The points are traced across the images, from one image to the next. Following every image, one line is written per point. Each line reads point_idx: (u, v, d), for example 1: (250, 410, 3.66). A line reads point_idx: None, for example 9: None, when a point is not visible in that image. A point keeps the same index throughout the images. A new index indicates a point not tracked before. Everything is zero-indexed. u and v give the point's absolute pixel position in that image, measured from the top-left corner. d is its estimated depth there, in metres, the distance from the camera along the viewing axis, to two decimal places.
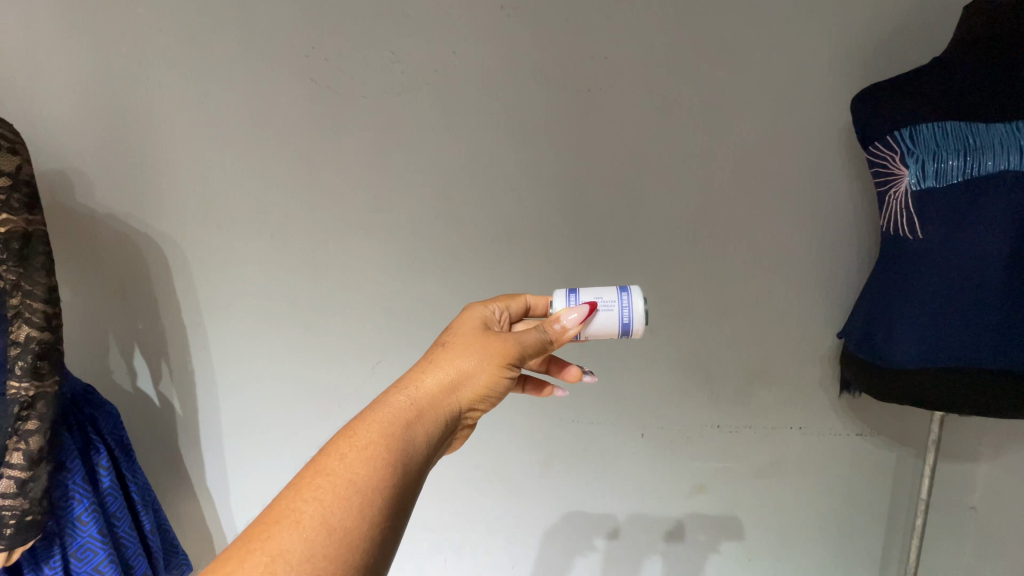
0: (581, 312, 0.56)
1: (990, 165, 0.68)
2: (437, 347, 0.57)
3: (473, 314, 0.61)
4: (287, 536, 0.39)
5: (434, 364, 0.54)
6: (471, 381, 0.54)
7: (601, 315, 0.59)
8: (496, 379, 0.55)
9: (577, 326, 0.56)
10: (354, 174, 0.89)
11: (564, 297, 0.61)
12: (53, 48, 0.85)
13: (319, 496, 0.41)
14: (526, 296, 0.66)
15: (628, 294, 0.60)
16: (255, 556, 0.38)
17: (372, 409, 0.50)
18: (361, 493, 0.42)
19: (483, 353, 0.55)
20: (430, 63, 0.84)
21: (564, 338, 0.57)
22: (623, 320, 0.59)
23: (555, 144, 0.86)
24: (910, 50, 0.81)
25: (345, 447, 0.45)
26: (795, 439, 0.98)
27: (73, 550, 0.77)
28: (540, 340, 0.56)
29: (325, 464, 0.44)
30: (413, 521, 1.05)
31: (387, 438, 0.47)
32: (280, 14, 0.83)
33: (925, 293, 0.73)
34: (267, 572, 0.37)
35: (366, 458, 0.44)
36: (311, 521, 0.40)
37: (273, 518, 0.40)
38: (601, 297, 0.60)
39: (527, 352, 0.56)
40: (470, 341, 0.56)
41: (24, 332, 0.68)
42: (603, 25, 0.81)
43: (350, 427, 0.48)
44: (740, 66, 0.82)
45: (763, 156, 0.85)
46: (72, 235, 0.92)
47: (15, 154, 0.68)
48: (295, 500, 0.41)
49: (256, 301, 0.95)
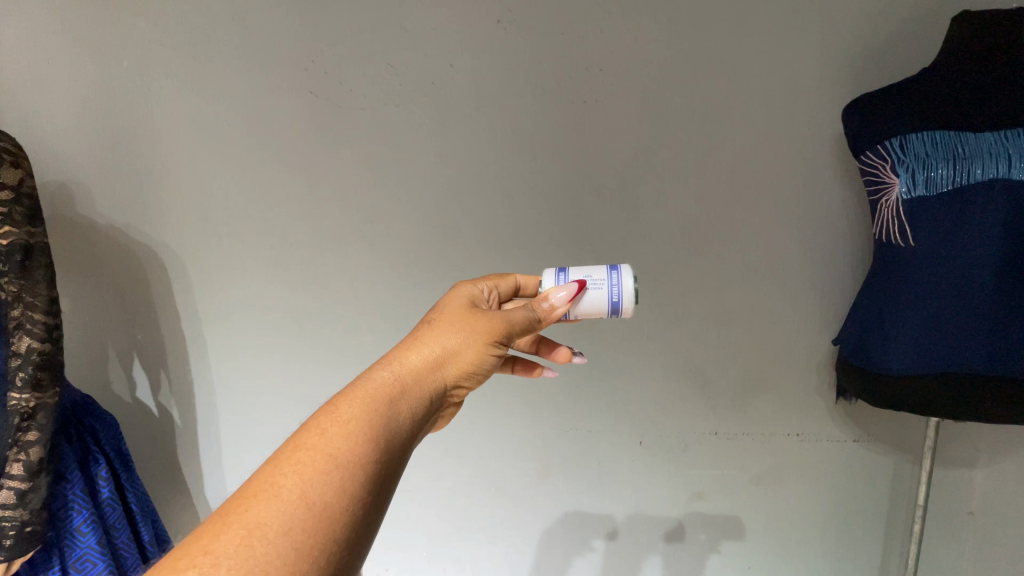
0: (569, 290, 0.57)
1: (978, 173, 0.69)
2: (423, 325, 0.57)
3: (461, 292, 0.61)
4: (264, 509, 0.39)
5: (420, 342, 0.55)
6: (457, 359, 0.54)
7: (591, 293, 0.59)
8: (483, 356, 0.55)
9: (565, 304, 0.57)
10: (353, 184, 0.90)
11: (553, 276, 0.62)
12: (56, 62, 0.86)
13: (298, 471, 0.41)
14: (515, 276, 0.66)
15: (618, 272, 0.61)
16: (232, 529, 0.38)
17: (354, 385, 0.49)
18: (342, 467, 0.42)
19: (469, 331, 0.55)
20: (428, 75, 0.85)
21: (553, 316, 0.58)
22: (613, 298, 0.60)
23: (551, 154, 0.87)
24: (899, 62, 0.82)
25: (326, 422, 0.45)
26: (792, 445, 0.98)
27: (72, 562, 0.77)
28: (528, 318, 0.57)
29: (305, 439, 0.44)
30: (412, 529, 1.05)
31: (370, 413, 0.46)
32: (280, 28, 0.84)
33: (917, 298, 0.73)
34: (244, 545, 0.37)
35: (347, 432, 0.44)
36: (290, 494, 0.39)
37: (250, 493, 0.40)
38: (590, 275, 0.60)
39: (514, 330, 0.56)
40: (456, 319, 0.56)
41: (25, 343, 0.69)
42: (598, 37, 0.82)
43: (332, 403, 0.47)
44: (732, 77, 0.83)
45: (757, 165, 0.86)
46: (74, 247, 0.93)
47: (17, 167, 0.69)
48: (274, 474, 0.41)
49: (255, 310, 0.96)
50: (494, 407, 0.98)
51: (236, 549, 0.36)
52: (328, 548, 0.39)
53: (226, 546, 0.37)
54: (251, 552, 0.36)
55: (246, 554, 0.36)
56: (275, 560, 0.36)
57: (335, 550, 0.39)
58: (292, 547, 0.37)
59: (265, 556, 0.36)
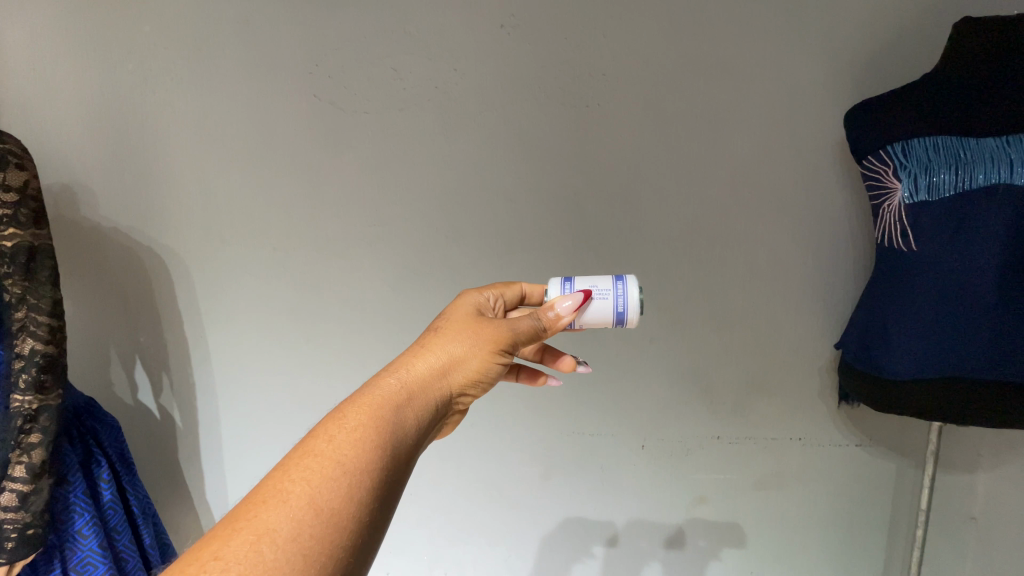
0: (575, 299, 0.58)
1: (981, 178, 0.70)
2: (429, 333, 0.57)
3: (467, 300, 0.61)
4: (274, 515, 0.38)
5: (427, 349, 0.55)
6: (463, 366, 0.54)
7: (596, 303, 0.59)
8: (488, 364, 0.55)
9: (571, 313, 0.58)
10: (355, 187, 0.90)
11: (560, 285, 0.62)
12: (60, 65, 0.86)
13: (306, 477, 0.41)
14: (521, 284, 0.66)
15: (623, 282, 0.60)
16: (241, 534, 0.38)
17: (362, 391, 0.50)
18: (350, 474, 0.42)
19: (475, 339, 0.55)
20: (430, 80, 0.85)
21: (558, 325, 0.58)
22: (618, 308, 0.60)
23: (553, 158, 0.87)
24: (900, 68, 0.83)
25: (334, 429, 0.45)
26: (794, 449, 0.98)
27: (73, 565, 0.77)
28: (534, 327, 0.57)
29: (313, 445, 0.44)
30: (413, 531, 1.05)
31: (377, 420, 0.46)
32: (284, 32, 0.85)
33: (919, 305, 0.74)
34: (253, 550, 0.37)
35: (355, 439, 0.44)
36: (298, 501, 0.39)
37: (259, 499, 0.40)
38: (596, 285, 0.60)
39: (520, 338, 0.56)
40: (462, 326, 0.56)
41: (29, 345, 0.69)
42: (600, 43, 0.83)
43: (339, 410, 0.47)
44: (733, 82, 0.84)
45: (759, 169, 0.87)
46: (77, 248, 0.93)
47: (23, 169, 0.69)
48: (282, 480, 0.41)
49: (258, 312, 0.96)
50: (495, 412, 0.98)
51: (245, 555, 0.36)
52: (336, 555, 0.39)
53: (235, 552, 0.37)
54: (260, 558, 0.36)
55: (255, 560, 0.36)
56: (284, 566, 0.36)
57: (342, 557, 0.39)
58: (301, 554, 0.37)
59: (273, 563, 0.36)
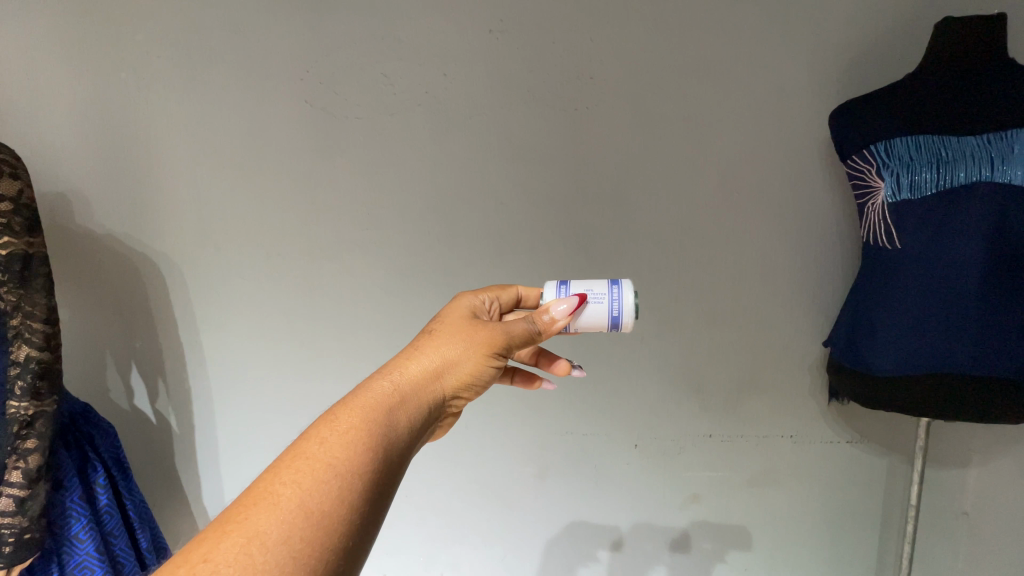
0: (570, 303, 0.58)
1: (962, 176, 0.71)
2: (424, 335, 0.58)
3: (463, 303, 0.62)
4: (264, 518, 0.39)
5: (421, 351, 0.56)
6: (456, 369, 0.55)
7: (591, 307, 0.60)
8: (481, 367, 0.56)
9: (566, 317, 0.58)
10: (347, 192, 0.91)
11: (555, 289, 0.63)
12: (55, 74, 0.87)
13: (298, 480, 0.42)
14: (517, 287, 0.67)
15: (619, 287, 0.61)
16: (231, 537, 0.38)
17: (355, 394, 0.50)
18: (341, 476, 0.43)
19: (469, 342, 0.56)
20: (420, 85, 0.86)
21: (553, 329, 0.59)
22: (613, 313, 0.60)
23: (543, 161, 0.88)
24: (884, 68, 0.84)
25: (326, 432, 0.46)
26: (786, 447, 0.99)
27: (71, 568, 0.78)
28: (528, 330, 0.58)
29: (305, 447, 0.44)
30: (412, 533, 1.06)
31: (369, 423, 0.47)
32: (276, 39, 0.86)
33: (906, 301, 0.74)
34: (243, 553, 0.37)
35: (346, 442, 0.45)
36: (288, 503, 0.40)
37: (251, 501, 0.41)
38: (592, 289, 0.62)
39: (514, 342, 0.57)
40: (458, 329, 0.57)
41: (24, 352, 0.70)
42: (587, 46, 0.84)
43: (332, 412, 0.48)
44: (719, 84, 0.85)
45: (745, 170, 0.88)
46: (74, 256, 0.94)
47: (17, 178, 0.70)
48: (274, 483, 0.42)
49: (254, 316, 0.97)
50: (492, 414, 0.98)
51: (235, 558, 0.37)
52: (325, 558, 0.39)
53: (226, 554, 0.37)
54: (250, 560, 0.37)
55: (245, 562, 0.37)
56: (273, 569, 0.37)
57: (332, 559, 0.40)
58: (289, 557, 0.38)
59: (263, 565, 0.37)
